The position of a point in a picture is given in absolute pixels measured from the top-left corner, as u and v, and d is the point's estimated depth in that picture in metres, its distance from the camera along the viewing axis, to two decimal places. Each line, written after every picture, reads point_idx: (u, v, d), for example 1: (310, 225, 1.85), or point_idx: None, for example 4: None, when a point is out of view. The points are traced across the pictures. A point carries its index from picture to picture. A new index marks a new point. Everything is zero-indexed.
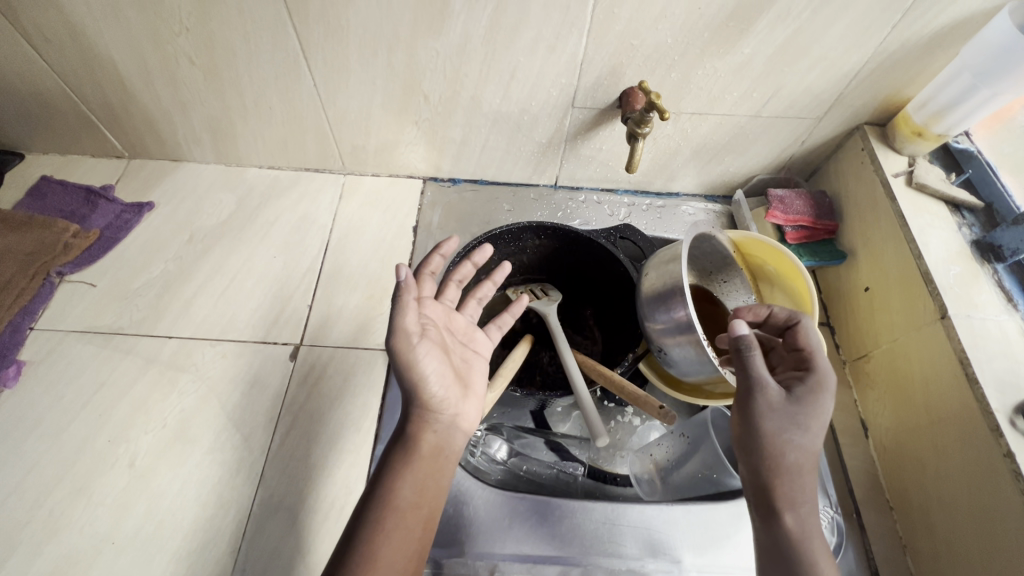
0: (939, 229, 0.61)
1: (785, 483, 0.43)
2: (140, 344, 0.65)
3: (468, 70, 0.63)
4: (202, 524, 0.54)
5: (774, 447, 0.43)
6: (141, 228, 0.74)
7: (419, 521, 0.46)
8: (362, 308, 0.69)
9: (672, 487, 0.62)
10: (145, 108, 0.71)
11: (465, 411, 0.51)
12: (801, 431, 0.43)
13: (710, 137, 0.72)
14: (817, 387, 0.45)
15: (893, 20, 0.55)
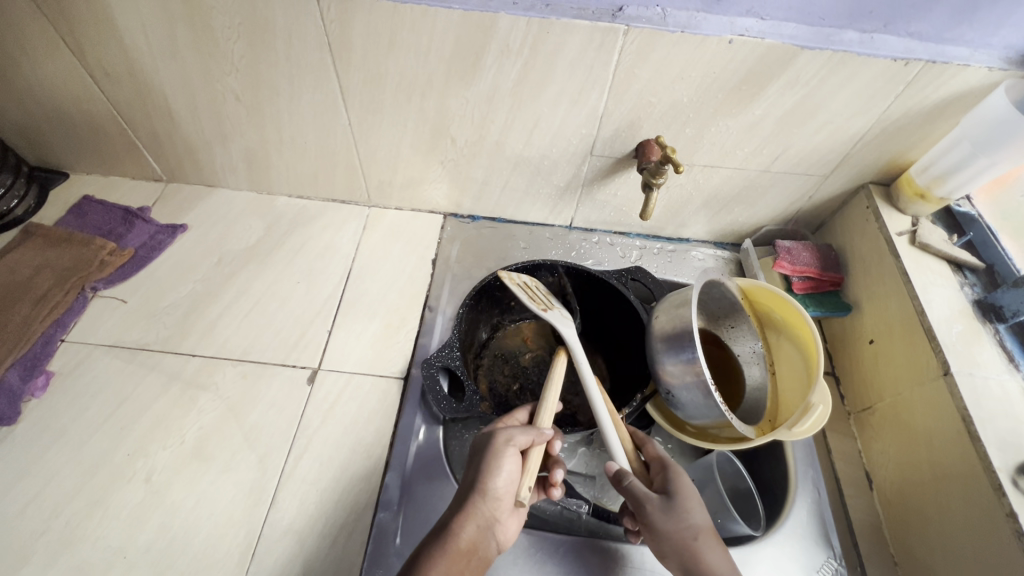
0: (941, 287, 0.63)
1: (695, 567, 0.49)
2: (164, 361, 0.67)
3: (495, 117, 0.67)
4: (213, 543, 0.55)
5: (681, 533, 0.50)
6: (173, 248, 0.78)
7: None
8: (380, 337, 0.71)
9: None
10: (188, 137, 0.75)
11: (507, 525, 0.51)
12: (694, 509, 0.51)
13: (721, 188, 0.75)
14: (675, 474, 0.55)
15: (896, 90, 0.59)
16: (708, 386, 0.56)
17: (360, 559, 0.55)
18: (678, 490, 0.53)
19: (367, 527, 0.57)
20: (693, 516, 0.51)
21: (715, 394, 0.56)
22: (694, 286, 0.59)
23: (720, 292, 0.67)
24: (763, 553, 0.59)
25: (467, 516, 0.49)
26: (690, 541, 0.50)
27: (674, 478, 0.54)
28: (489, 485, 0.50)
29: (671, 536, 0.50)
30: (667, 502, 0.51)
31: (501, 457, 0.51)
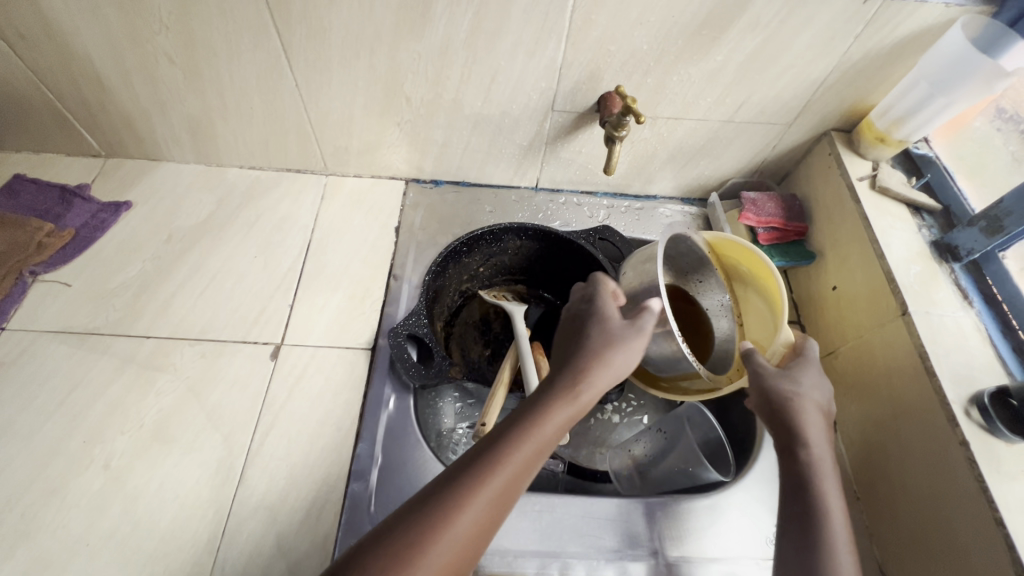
0: (900, 230, 0.64)
1: (793, 421, 0.49)
2: (116, 344, 0.64)
3: (450, 73, 0.64)
4: (181, 524, 0.54)
5: (785, 404, 0.50)
6: (118, 227, 0.73)
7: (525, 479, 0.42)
8: (344, 308, 0.69)
9: (651, 482, 0.66)
10: (123, 106, 0.70)
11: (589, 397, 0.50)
12: (800, 384, 0.51)
13: (686, 141, 0.74)
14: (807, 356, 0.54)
15: (855, 31, 0.58)
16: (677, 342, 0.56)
17: (335, 530, 0.55)
18: (812, 368, 0.53)
19: (340, 499, 0.56)
20: (807, 391, 0.51)
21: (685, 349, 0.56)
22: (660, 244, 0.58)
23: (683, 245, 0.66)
24: (732, 497, 0.61)
25: (551, 416, 0.44)
26: (796, 407, 0.50)
27: (811, 357, 0.54)
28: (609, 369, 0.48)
29: (782, 396, 0.50)
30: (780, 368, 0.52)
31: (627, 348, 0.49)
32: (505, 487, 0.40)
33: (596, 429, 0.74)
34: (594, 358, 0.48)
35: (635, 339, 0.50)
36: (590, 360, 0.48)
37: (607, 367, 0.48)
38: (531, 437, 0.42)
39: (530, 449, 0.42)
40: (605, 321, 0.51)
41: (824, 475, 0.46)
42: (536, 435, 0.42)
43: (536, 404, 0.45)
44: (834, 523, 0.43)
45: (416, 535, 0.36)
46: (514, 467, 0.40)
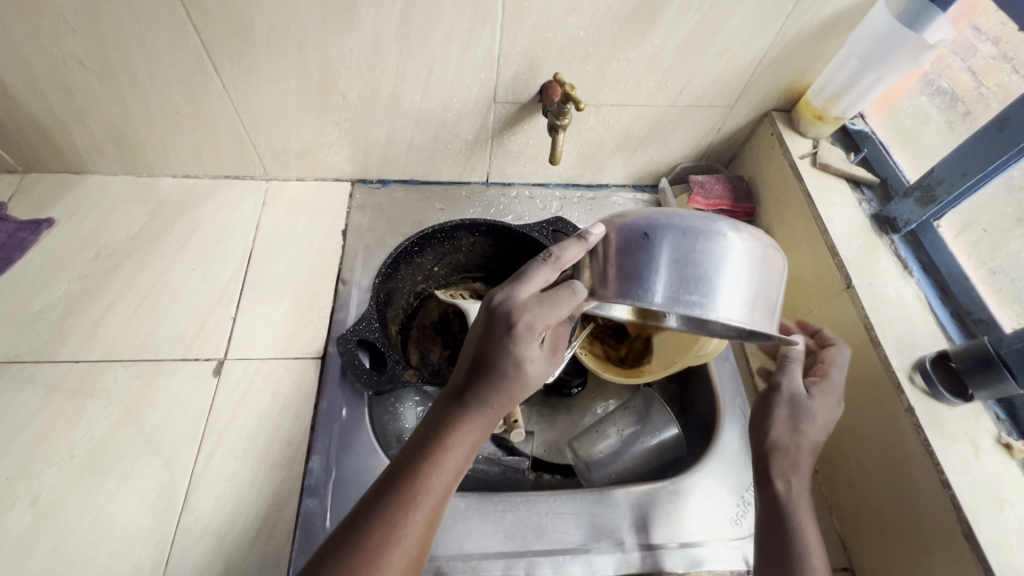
0: (841, 205, 0.65)
1: (779, 455, 0.48)
2: (41, 371, 0.60)
3: (385, 68, 0.62)
4: (120, 558, 0.51)
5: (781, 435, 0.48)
6: (40, 247, 0.68)
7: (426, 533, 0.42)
8: (290, 318, 0.66)
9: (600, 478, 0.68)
10: (36, 117, 0.65)
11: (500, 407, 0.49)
12: (807, 419, 0.48)
13: (632, 127, 0.74)
14: (825, 391, 0.50)
15: (786, 10, 0.59)
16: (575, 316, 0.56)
17: (288, 547, 0.52)
18: (822, 400, 0.49)
19: (293, 516, 0.54)
20: (812, 427, 0.48)
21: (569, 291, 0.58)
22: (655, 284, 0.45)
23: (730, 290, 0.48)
24: (696, 483, 0.61)
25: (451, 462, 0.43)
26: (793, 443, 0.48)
27: (824, 389, 0.50)
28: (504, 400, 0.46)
29: (779, 425, 0.49)
30: (795, 397, 0.50)
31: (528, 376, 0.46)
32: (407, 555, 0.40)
33: (559, 424, 0.74)
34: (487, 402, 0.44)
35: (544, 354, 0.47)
36: (488, 403, 0.45)
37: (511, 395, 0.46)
38: (421, 516, 0.41)
39: (418, 527, 0.41)
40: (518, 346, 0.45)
41: (801, 514, 0.46)
42: (431, 502, 0.42)
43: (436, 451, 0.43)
44: (811, 556, 0.44)
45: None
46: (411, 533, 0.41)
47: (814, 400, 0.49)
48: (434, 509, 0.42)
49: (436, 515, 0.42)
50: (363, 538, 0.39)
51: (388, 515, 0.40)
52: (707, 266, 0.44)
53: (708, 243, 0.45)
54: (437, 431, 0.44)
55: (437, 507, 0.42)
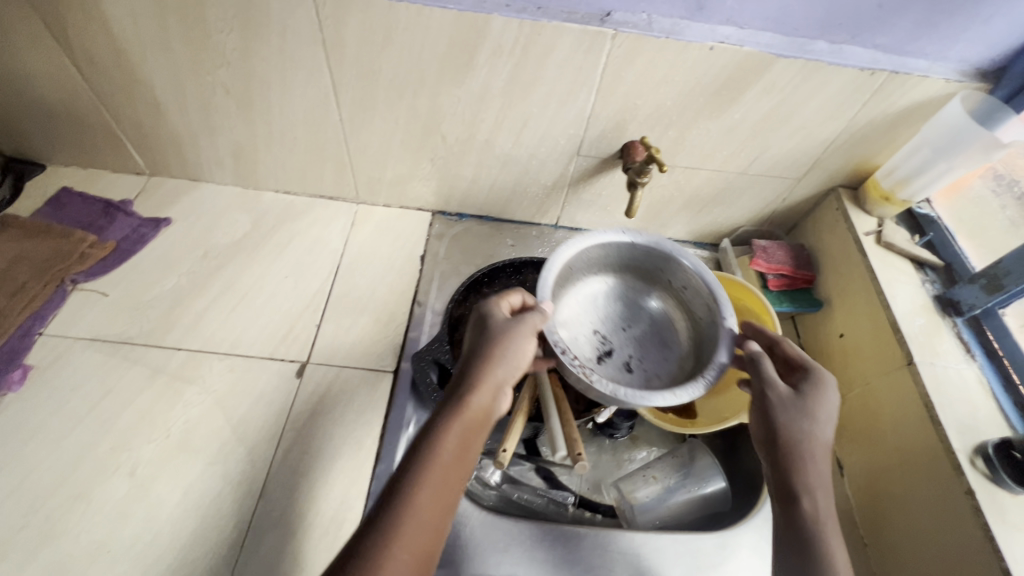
0: (905, 283, 0.67)
1: (795, 471, 0.45)
2: (148, 354, 0.66)
3: (485, 117, 0.69)
4: (202, 535, 0.55)
5: (791, 441, 0.45)
6: (157, 242, 0.76)
7: (417, 553, 0.39)
8: (369, 331, 0.72)
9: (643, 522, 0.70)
10: (174, 130, 0.74)
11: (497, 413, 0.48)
12: (810, 420, 0.46)
13: (702, 189, 0.79)
14: (820, 383, 0.48)
15: (862, 98, 0.64)
16: (586, 378, 0.53)
17: None
18: (813, 393, 0.47)
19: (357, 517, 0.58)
20: (818, 431, 0.46)
21: (599, 385, 0.52)
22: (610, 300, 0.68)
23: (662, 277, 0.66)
24: (742, 538, 0.62)
25: (438, 470, 0.42)
26: (806, 456, 0.45)
27: (816, 384, 0.48)
28: (483, 401, 0.46)
29: (787, 432, 0.46)
30: (796, 400, 0.47)
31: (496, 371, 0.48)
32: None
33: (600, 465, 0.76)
34: (472, 400, 0.46)
35: (512, 353, 0.49)
36: (465, 405, 0.45)
37: (490, 395, 0.47)
38: (414, 530, 0.39)
39: (415, 542, 0.39)
40: (501, 347, 0.49)
41: (828, 534, 0.43)
42: (423, 513, 0.40)
43: (419, 458, 0.43)
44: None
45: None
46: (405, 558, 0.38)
47: (806, 396, 0.47)
48: (429, 518, 0.40)
49: (433, 524, 0.41)
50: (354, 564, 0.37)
51: (377, 534, 0.39)
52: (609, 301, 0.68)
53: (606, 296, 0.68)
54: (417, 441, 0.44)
55: (428, 520, 0.41)
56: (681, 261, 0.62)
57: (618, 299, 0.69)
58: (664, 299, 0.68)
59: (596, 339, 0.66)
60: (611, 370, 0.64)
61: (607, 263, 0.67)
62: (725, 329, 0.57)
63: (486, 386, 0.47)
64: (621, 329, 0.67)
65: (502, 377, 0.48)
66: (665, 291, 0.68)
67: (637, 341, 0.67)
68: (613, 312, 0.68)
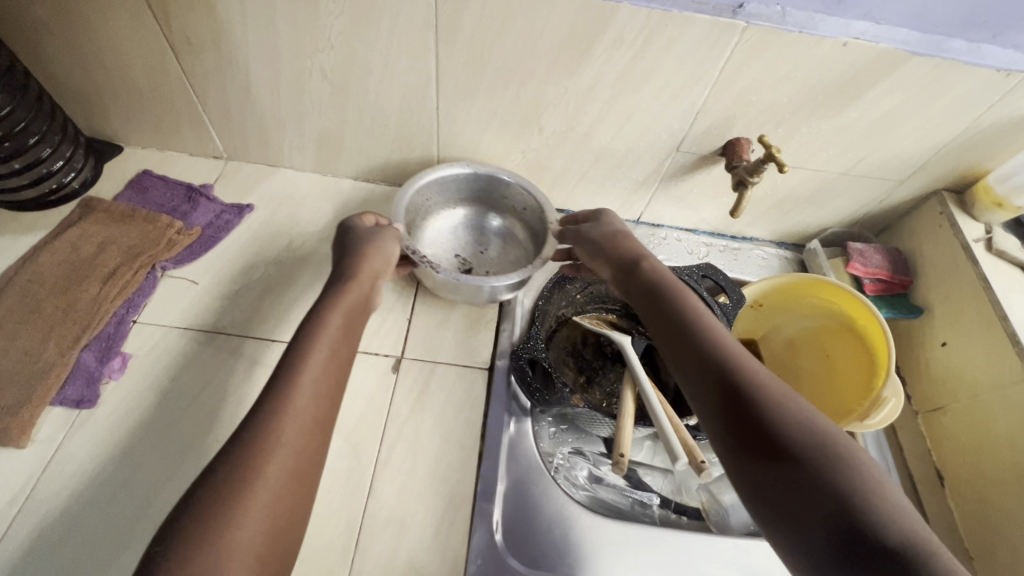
0: (1019, 294, 0.65)
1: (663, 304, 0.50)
2: (244, 345, 0.65)
3: (589, 108, 0.66)
4: (316, 532, 0.54)
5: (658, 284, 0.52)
6: (241, 229, 0.75)
7: (328, 391, 0.44)
8: (461, 326, 0.70)
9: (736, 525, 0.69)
10: (261, 113, 0.72)
11: (374, 297, 0.55)
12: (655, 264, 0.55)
13: (798, 189, 0.76)
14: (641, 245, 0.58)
15: (991, 101, 0.61)
16: (433, 271, 0.64)
17: (464, 549, 0.55)
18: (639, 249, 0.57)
19: (468, 517, 0.57)
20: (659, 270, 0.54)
21: (442, 273, 0.64)
22: (444, 220, 0.79)
23: (467, 191, 0.77)
24: None
25: (326, 334, 0.46)
26: (665, 288, 0.52)
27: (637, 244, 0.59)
28: (365, 283, 0.53)
29: (646, 277, 0.54)
30: (636, 259, 0.56)
31: (359, 260, 0.55)
32: (315, 409, 0.42)
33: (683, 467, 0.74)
34: (345, 299, 0.50)
35: (369, 250, 0.56)
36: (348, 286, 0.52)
37: (363, 276, 0.54)
38: (312, 372, 0.43)
39: (297, 418, 0.41)
40: (368, 256, 0.56)
41: (724, 340, 0.45)
42: (320, 360, 0.44)
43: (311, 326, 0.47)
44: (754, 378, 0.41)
45: (219, 538, 0.34)
46: (310, 389, 0.42)
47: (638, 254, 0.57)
48: (322, 395, 0.43)
49: (327, 403, 0.43)
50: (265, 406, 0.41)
51: (269, 414, 0.40)
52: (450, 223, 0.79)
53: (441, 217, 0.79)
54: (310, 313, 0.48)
55: (332, 367, 0.45)
56: (502, 176, 0.74)
57: (465, 228, 0.80)
58: (505, 219, 0.80)
59: (458, 260, 0.77)
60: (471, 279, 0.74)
61: (460, 195, 0.78)
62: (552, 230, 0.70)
63: (354, 270, 0.54)
64: (479, 252, 0.78)
65: (374, 266, 0.55)
66: (507, 215, 0.80)
67: (494, 259, 0.78)
68: (461, 237, 0.79)
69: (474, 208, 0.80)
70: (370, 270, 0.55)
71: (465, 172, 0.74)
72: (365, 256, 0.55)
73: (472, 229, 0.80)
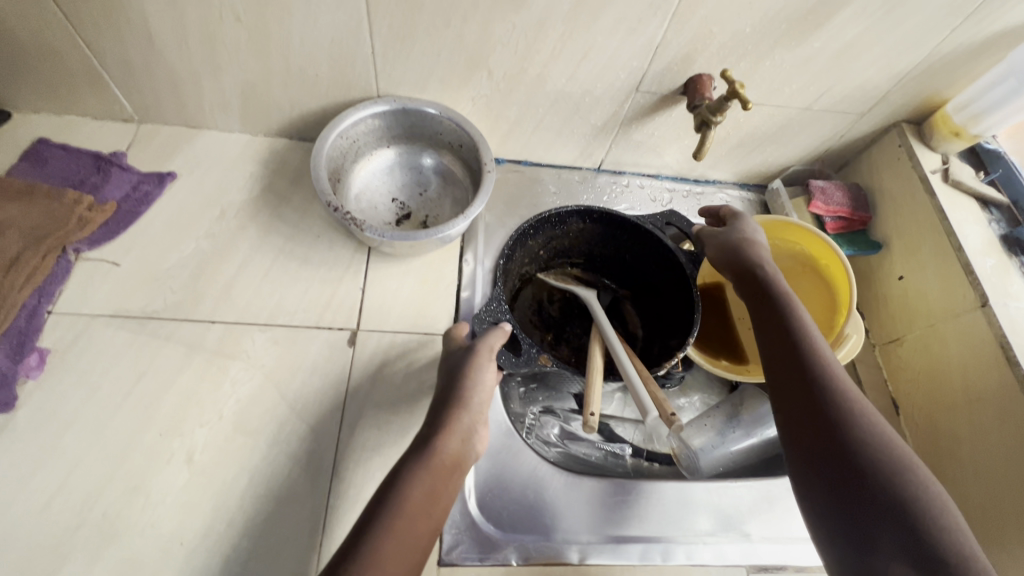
0: (973, 224, 0.66)
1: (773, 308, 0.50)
2: (180, 329, 0.59)
3: (542, 47, 0.61)
4: (280, 519, 0.52)
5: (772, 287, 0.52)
6: (164, 201, 0.67)
7: (426, 527, 0.44)
8: (418, 293, 0.66)
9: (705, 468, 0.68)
10: (170, 67, 0.63)
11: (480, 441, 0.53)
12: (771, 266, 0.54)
13: (760, 127, 0.74)
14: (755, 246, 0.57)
15: (954, 24, 0.58)
16: (358, 229, 0.61)
17: None
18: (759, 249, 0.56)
19: None
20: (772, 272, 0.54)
21: (368, 231, 0.61)
22: (373, 161, 0.73)
23: (394, 127, 0.70)
24: None
25: (431, 463, 0.47)
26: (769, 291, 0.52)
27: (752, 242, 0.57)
28: (473, 401, 0.52)
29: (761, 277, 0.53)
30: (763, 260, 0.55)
31: (484, 364, 0.54)
32: (409, 534, 0.42)
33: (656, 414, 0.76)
34: (488, 406, 0.54)
35: (482, 360, 0.54)
36: (462, 410, 0.51)
37: (477, 399, 0.53)
38: (414, 507, 0.43)
39: (431, 522, 0.44)
40: (483, 357, 0.54)
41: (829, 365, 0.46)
42: (423, 492, 0.45)
43: (416, 453, 0.47)
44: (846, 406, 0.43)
45: None
46: (408, 522, 0.43)
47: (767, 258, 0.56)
48: (436, 497, 0.45)
49: (424, 524, 0.43)
50: (368, 527, 0.42)
51: (387, 514, 0.42)
52: (381, 163, 0.73)
53: (371, 157, 0.72)
54: (422, 438, 0.49)
55: (430, 500, 0.45)
56: (430, 111, 0.67)
57: (400, 167, 0.74)
58: (442, 157, 0.74)
59: (396, 204, 0.72)
60: (414, 225, 0.71)
61: (389, 135, 0.71)
62: (488, 173, 0.65)
63: (473, 385, 0.53)
64: (418, 194, 0.73)
65: (485, 380, 0.54)
66: (443, 151, 0.73)
67: (434, 200, 0.73)
68: (398, 177, 0.73)
69: (408, 144, 0.73)
70: (489, 382, 0.54)
71: (390, 108, 0.67)
72: (483, 362, 0.54)
73: (408, 166, 0.74)
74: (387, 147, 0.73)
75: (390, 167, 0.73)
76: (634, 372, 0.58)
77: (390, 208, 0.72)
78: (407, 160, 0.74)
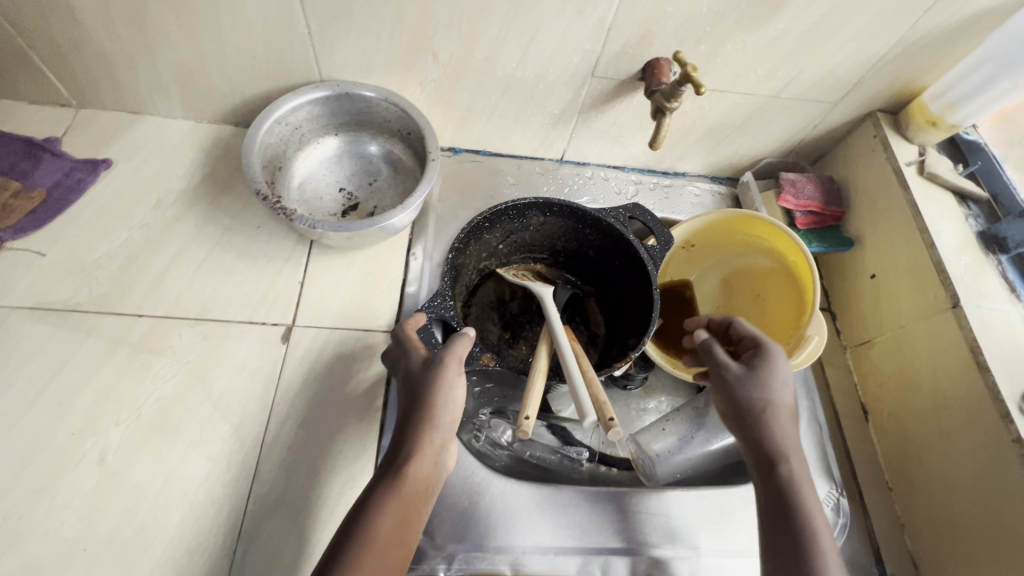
0: (948, 219, 0.62)
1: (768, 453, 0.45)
2: (104, 323, 0.57)
3: (486, 28, 0.57)
4: (193, 524, 0.49)
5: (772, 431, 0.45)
6: (98, 189, 0.65)
7: (396, 558, 0.41)
8: (360, 287, 0.63)
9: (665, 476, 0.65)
10: (99, 49, 0.60)
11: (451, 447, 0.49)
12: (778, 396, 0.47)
13: (727, 116, 0.70)
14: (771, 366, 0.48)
15: (927, 4, 0.54)
16: (288, 219, 0.57)
17: None
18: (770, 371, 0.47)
19: None
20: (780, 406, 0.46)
21: (299, 221, 0.57)
22: (318, 148, 0.70)
23: (338, 114, 0.67)
24: None
25: (401, 496, 0.43)
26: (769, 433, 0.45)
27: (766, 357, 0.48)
28: (445, 419, 0.46)
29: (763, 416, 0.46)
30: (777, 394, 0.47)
31: (450, 378, 0.47)
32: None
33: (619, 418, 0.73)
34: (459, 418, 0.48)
35: (446, 373, 0.46)
36: (432, 433, 0.46)
37: (446, 417, 0.46)
38: (380, 546, 0.40)
39: (401, 547, 0.41)
40: (449, 372, 0.47)
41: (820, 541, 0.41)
42: (390, 531, 0.41)
43: (380, 491, 0.43)
44: None
45: None
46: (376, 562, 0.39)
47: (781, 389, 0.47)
48: (405, 527, 0.42)
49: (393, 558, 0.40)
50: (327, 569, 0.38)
51: (350, 546, 0.39)
52: (327, 151, 0.70)
53: (317, 145, 0.69)
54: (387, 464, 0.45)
55: (400, 535, 0.41)
56: (369, 94, 0.64)
57: (346, 156, 0.71)
58: (391, 144, 0.71)
59: (343, 194, 0.69)
60: (360, 216, 0.68)
61: (333, 122, 0.68)
62: (432, 161, 0.62)
63: (441, 408, 0.46)
64: (367, 183, 0.70)
65: (456, 395, 0.47)
66: (392, 138, 0.70)
67: (382, 190, 0.70)
68: (345, 166, 0.70)
69: (356, 132, 0.70)
70: (460, 395, 0.48)
71: (329, 93, 0.64)
72: (450, 380, 0.46)
73: (356, 155, 0.71)
74: (334, 134, 0.70)
75: (338, 155, 0.70)
76: (578, 373, 0.54)
77: (336, 198, 0.69)
78: (355, 148, 0.71)
